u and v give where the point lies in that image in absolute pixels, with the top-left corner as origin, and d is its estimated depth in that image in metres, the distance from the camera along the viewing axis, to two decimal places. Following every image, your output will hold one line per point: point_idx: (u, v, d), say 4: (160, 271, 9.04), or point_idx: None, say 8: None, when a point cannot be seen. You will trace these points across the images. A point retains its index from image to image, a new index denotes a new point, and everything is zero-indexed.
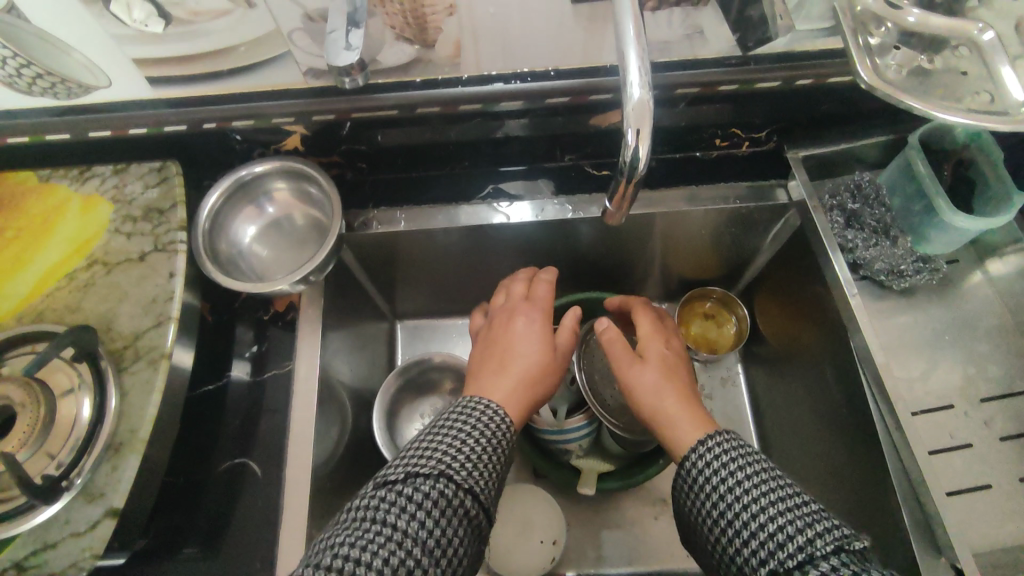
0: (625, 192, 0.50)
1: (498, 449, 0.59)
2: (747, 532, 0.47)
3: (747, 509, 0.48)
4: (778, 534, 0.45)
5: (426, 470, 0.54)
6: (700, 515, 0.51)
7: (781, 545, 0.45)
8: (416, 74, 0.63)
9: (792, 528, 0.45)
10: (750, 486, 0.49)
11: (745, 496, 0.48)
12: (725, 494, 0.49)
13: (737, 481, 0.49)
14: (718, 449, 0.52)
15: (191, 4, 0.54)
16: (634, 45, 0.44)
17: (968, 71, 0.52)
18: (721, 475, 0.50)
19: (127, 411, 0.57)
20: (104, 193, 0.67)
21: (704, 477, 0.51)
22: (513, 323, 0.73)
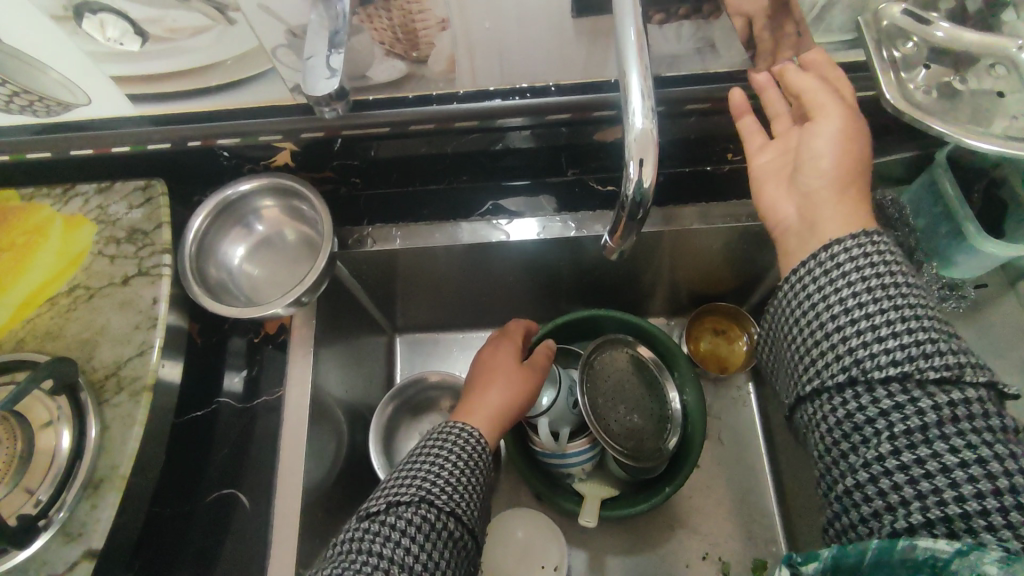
0: (627, 228, 0.46)
1: (477, 467, 0.58)
2: (876, 336, 0.44)
3: (882, 329, 0.44)
4: (914, 349, 0.43)
5: (407, 497, 0.53)
6: (820, 319, 0.46)
7: (919, 359, 0.42)
8: (408, 89, 0.60)
9: (932, 356, 0.42)
10: (892, 293, 0.45)
11: (882, 316, 0.44)
12: (856, 304, 0.45)
13: (880, 285, 0.45)
14: (854, 250, 0.47)
15: (168, 21, 0.51)
16: (636, 68, 0.40)
17: (1007, 92, 0.48)
18: (854, 277, 0.46)
19: (107, 445, 0.55)
20: (88, 213, 0.65)
21: (836, 276, 0.46)
22: (490, 360, 0.73)
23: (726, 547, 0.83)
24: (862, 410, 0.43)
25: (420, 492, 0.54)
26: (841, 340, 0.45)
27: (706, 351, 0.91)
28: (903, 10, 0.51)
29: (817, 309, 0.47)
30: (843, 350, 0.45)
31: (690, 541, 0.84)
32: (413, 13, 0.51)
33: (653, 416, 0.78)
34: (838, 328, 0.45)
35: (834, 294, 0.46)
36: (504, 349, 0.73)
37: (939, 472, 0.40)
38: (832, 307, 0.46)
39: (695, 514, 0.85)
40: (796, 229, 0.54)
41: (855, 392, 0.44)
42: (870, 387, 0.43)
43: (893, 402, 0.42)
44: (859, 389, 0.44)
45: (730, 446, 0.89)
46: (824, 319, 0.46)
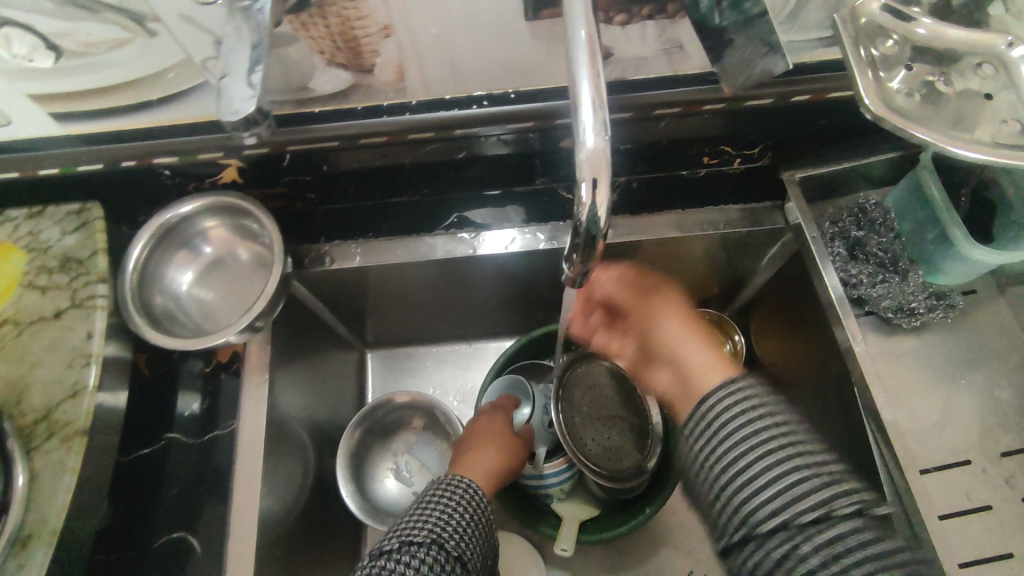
0: (583, 258, 0.42)
1: (488, 517, 0.57)
2: (767, 483, 0.48)
3: (762, 477, 0.48)
4: (802, 491, 0.47)
5: (420, 537, 0.51)
6: (711, 465, 0.51)
7: (797, 502, 0.46)
8: (356, 100, 0.55)
9: (807, 495, 0.46)
10: (772, 434, 0.49)
11: (760, 463, 0.48)
12: (739, 455, 0.49)
13: (759, 427, 0.50)
14: (729, 401, 0.52)
15: (81, 34, 0.47)
16: (584, 75, 0.36)
17: (994, 95, 0.44)
18: (732, 424, 0.51)
19: (35, 497, 0.50)
20: (18, 240, 0.61)
21: (715, 424, 0.51)
22: (471, 431, 0.71)
23: (712, 564, 0.80)
24: (766, 561, 0.46)
25: (434, 533, 0.52)
26: (739, 491, 0.49)
27: None
28: (881, 6, 0.47)
29: (716, 460, 0.51)
30: (744, 501, 0.48)
31: (675, 559, 0.81)
32: (352, 20, 0.48)
33: (633, 430, 0.74)
34: (728, 473, 0.50)
35: (725, 448, 0.50)
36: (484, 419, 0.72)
37: None
38: (728, 461, 0.50)
39: (680, 530, 0.82)
40: (684, 398, 0.61)
41: (766, 541, 0.46)
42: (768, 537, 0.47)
43: (795, 549, 0.45)
44: (758, 541, 0.47)
45: None
46: (716, 466, 0.50)
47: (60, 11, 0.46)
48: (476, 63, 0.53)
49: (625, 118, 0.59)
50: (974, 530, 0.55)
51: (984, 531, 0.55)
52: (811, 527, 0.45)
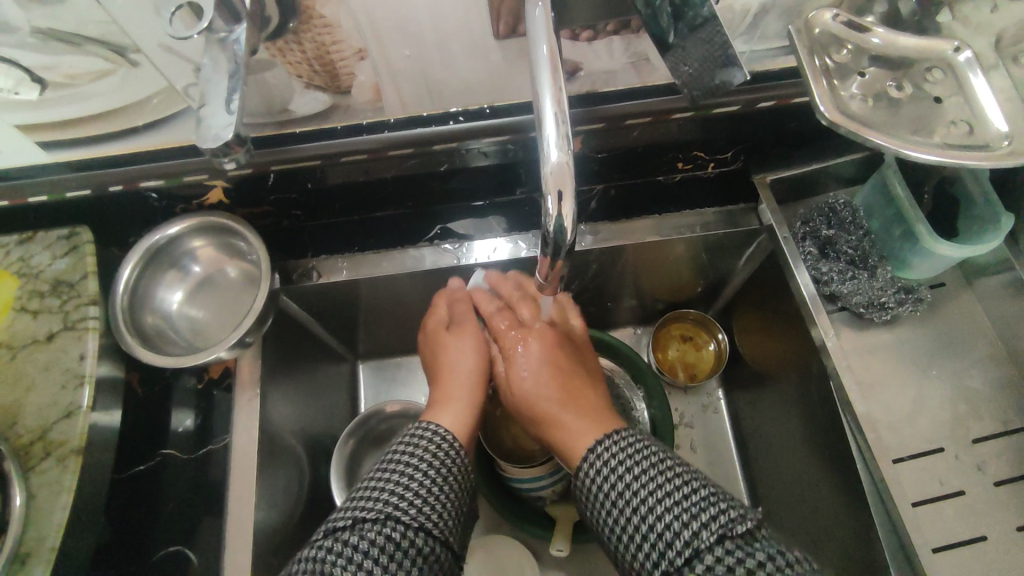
0: (552, 265, 0.44)
1: (452, 477, 0.54)
2: (649, 531, 0.47)
3: (646, 520, 0.47)
4: (679, 529, 0.46)
5: (372, 514, 0.49)
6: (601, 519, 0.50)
7: (688, 530, 0.45)
8: (336, 120, 0.57)
9: (688, 522, 0.46)
10: (646, 476, 0.49)
11: (642, 507, 0.48)
12: (623, 505, 0.49)
13: (630, 475, 0.49)
14: (605, 454, 0.52)
15: (65, 66, 0.49)
16: (547, 92, 0.38)
17: (942, 97, 0.46)
18: (608, 474, 0.50)
19: (34, 517, 0.52)
20: (9, 266, 0.62)
21: (596, 482, 0.51)
22: (462, 316, 0.69)
23: None
24: None
25: (387, 507, 0.49)
26: (629, 542, 0.48)
27: (676, 360, 0.88)
28: (835, 17, 0.49)
29: (603, 514, 0.50)
30: (628, 551, 0.48)
31: None
32: (327, 45, 0.49)
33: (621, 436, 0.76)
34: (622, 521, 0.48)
35: (606, 502, 0.50)
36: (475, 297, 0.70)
37: None
38: (605, 522, 0.50)
39: None
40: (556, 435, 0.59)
41: None
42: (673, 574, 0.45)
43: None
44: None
45: (703, 454, 0.86)
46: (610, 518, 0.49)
47: (45, 45, 0.47)
48: (451, 81, 0.55)
49: (598, 130, 0.61)
50: (949, 516, 0.57)
51: (959, 516, 0.57)
52: (685, 567, 0.45)
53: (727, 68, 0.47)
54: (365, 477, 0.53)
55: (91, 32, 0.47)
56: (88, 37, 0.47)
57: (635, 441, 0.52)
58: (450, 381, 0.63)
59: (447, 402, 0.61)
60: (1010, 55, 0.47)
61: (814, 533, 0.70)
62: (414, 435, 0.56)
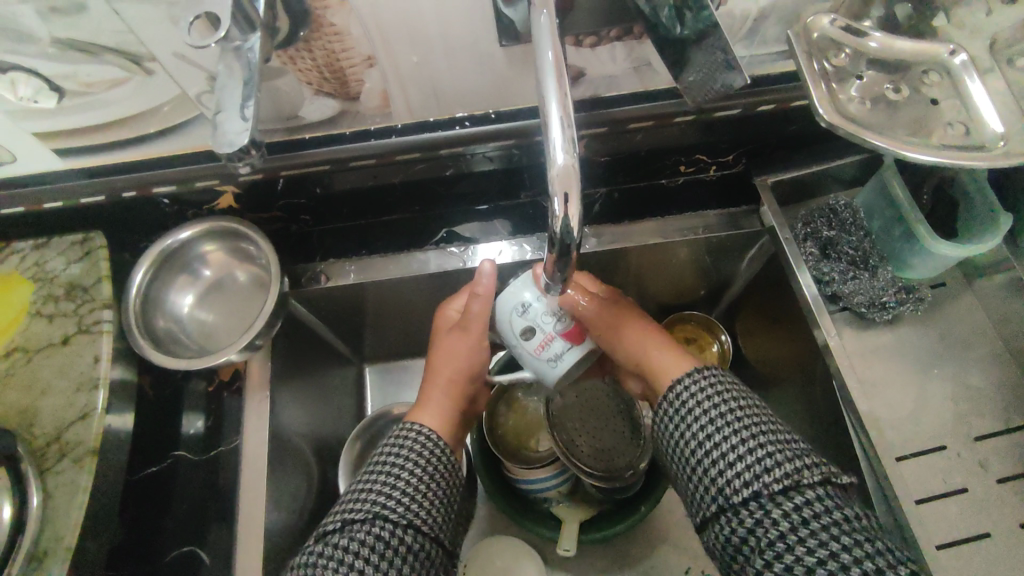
0: (559, 265, 0.45)
1: (439, 472, 0.55)
2: (735, 457, 0.50)
3: (743, 448, 0.50)
4: (769, 460, 0.49)
5: (360, 514, 0.51)
6: (684, 441, 0.53)
7: (789, 463, 0.49)
8: (345, 125, 0.58)
9: (785, 458, 0.49)
10: (746, 411, 0.53)
11: (743, 437, 0.51)
12: (718, 429, 0.52)
13: (725, 402, 0.53)
14: (703, 385, 0.55)
15: (82, 75, 0.49)
16: (553, 96, 0.39)
17: (939, 100, 0.47)
18: (707, 401, 0.54)
19: (50, 517, 0.53)
20: (25, 271, 0.63)
21: (692, 405, 0.54)
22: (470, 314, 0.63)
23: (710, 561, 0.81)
24: (759, 523, 0.47)
25: (375, 507, 0.51)
26: (709, 466, 0.52)
27: None
28: (832, 22, 0.50)
29: (683, 436, 0.53)
30: (707, 475, 0.51)
31: (674, 556, 0.82)
32: (336, 53, 0.50)
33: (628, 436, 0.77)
34: (715, 445, 0.51)
35: (693, 424, 0.53)
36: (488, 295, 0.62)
37: (829, 558, 0.45)
38: (690, 443, 0.53)
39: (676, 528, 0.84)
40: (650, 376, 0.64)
41: (738, 511, 0.49)
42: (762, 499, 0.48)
43: (765, 515, 0.47)
44: (754, 505, 0.48)
45: None
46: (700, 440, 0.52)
47: (63, 55, 0.47)
48: (457, 87, 0.56)
49: (600, 134, 0.62)
50: (953, 512, 0.57)
51: (963, 513, 0.57)
52: (780, 495, 0.48)
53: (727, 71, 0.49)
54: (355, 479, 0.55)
55: (109, 42, 0.47)
56: (106, 47, 0.47)
57: (728, 380, 0.55)
58: (442, 372, 0.65)
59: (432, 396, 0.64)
60: (1006, 58, 0.48)
61: None
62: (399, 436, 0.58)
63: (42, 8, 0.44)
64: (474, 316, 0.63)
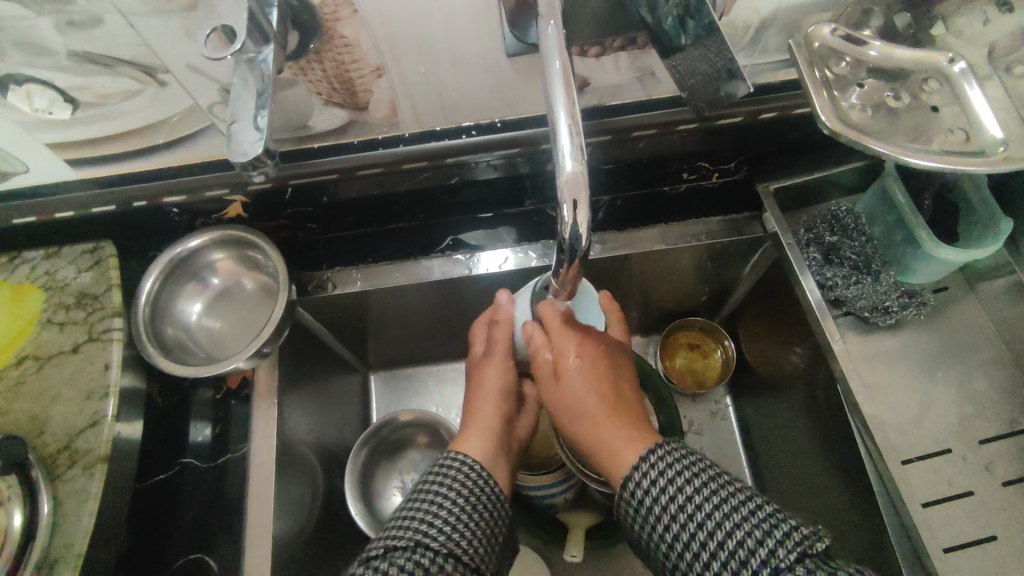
0: (568, 271, 0.46)
1: (484, 505, 0.55)
2: (709, 553, 0.45)
3: (711, 537, 0.45)
4: (739, 552, 0.44)
5: (403, 541, 0.50)
6: (654, 540, 0.48)
7: (763, 547, 0.43)
8: (352, 135, 0.59)
9: (756, 536, 0.44)
10: (712, 492, 0.47)
11: (708, 523, 0.46)
12: (682, 520, 0.46)
13: (681, 489, 0.48)
14: (655, 467, 0.50)
15: (96, 87, 0.50)
16: (562, 105, 0.40)
17: (938, 106, 0.48)
18: (660, 486, 0.48)
19: (61, 524, 0.53)
20: (36, 280, 0.64)
21: (650, 496, 0.48)
22: (498, 345, 0.67)
23: None
24: None
25: (417, 535, 0.50)
26: (683, 569, 0.47)
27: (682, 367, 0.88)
28: (833, 31, 0.51)
29: (648, 537, 0.49)
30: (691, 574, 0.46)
31: None
32: (346, 64, 0.51)
33: None
34: (684, 542, 0.46)
35: (655, 524, 0.48)
36: (509, 322, 0.66)
37: None
38: (661, 542, 0.48)
39: None
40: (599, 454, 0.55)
41: None
42: None
43: None
44: None
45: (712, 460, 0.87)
46: (670, 538, 0.47)
47: (79, 67, 0.48)
48: (466, 95, 0.57)
49: (604, 142, 0.63)
50: (958, 516, 0.57)
51: (967, 516, 0.57)
52: None
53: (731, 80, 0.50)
54: (399, 510, 0.54)
55: (122, 55, 0.47)
56: (120, 59, 0.48)
57: (680, 456, 0.50)
58: (481, 411, 0.64)
59: (475, 426, 0.63)
60: (1004, 65, 0.49)
61: None
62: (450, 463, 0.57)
63: (59, 22, 0.45)
64: (500, 343, 0.67)
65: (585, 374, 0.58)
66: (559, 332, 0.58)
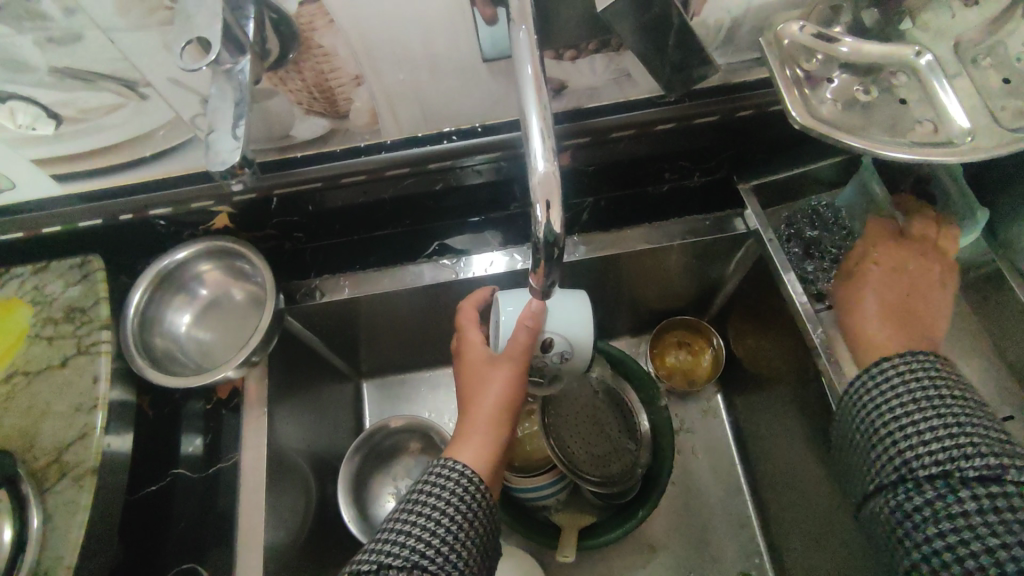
0: (544, 267, 0.46)
1: (478, 523, 0.53)
2: (933, 449, 0.45)
3: (954, 440, 0.44)
4: (977, 460, 0.43)
5: (397, 562, 0.48)
6: (878, 422, 0.48)
7: (1008, 471, 0.42)
8: (335, 143, 0.60)
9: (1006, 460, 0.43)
10: (963, 410, 0.46)
11: (954, 430, 0.45)
12: (925, 417, 0.46)
13: (931, 394, 0.47)
14: (921, 371, 0.49)
15: (79, 102, 0.51)
16: (535, 109, 0.41)
17: (907, 99, 0.49)
18: (930, 383, 0.48)
19: (52, 537, 0.53)
20: (24, 295, 0.64)
21: (908, 388, 0.48)
22: (512, 348, 0.58)
23: (709, 562, 0.82)
24: (949, 519, 0.42)
25: (413, 557, 0.49)
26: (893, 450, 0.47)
27: (673, 366, 0.90)
28: (802, 28, 0.52)
29: (872, 415, 0.49)
30: (908, 460, 0.46)
31: (674, 559, 0.82)
32: (325, 73, 0.52)
33: (623, 438, 0.79)
34: (919, 433, 0.46)
35: (890, 407, 0.48)
36: (534, 329, 0.57)
37: None
38: (886, 424, 0.48)
39: (675, 533, 0.84)
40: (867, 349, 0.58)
41: (931, 503, 0.43)
42: (964, 499, 0.42)
43: (961, 514, 0.42)
44: (952, 499, 0.43)
45: (704, 457, 0.88)
46: (901, 426, 0.47)
47: (60, 83, 0.49)
48: (446, 101, 0.57)
49: (583, 144, 0.65)
50: None
51: None
52: (987, 502, 0.42)
53: (702, 65, 0.53)
54: (393, 522, 0.52)
55: (105, 70, 0.48)
56: (101, 74, 0.48)
57: (948, 375, 0.49)
58: (479, 417, 0.59)
59: (476, 432, 0.58)
60: (971, 57, 0.50)
61: (817, 529, 0.71)
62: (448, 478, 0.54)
63: (39, 38, 0.46)
64: (516, 349, 0.58)
65: (883, 278, 0.62)
66: (889, 242, 0.64)
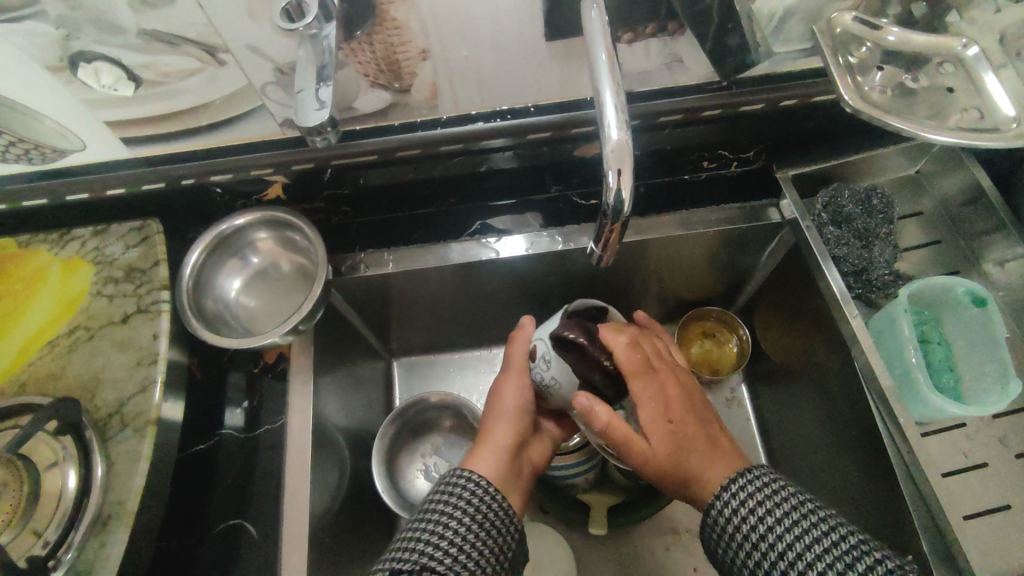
0: (610, 236, 0.48)
1: (490, 526, 0.52)
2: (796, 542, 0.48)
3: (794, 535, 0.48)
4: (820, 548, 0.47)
5: (408, 565, 0.47)
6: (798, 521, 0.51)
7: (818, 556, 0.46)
8: (394, 116, 0.63)
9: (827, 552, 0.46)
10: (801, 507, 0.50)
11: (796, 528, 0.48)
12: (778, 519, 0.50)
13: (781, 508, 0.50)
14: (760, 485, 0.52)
15: (160, 65, 0.53)
16: (608, 80, 0.43)
17: (953, 88, 0.51)
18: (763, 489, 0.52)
19: (115, 482, 0.55)
20: (85, 255, 0.67)
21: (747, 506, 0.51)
22: (515, 360, 0.65)
23: None
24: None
25: (422, 559, 0.48)
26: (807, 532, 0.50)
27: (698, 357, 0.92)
28: (855, 18, 0.54)
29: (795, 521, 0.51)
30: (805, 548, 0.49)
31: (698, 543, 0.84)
32: (395, 45, 0.54)
33: None
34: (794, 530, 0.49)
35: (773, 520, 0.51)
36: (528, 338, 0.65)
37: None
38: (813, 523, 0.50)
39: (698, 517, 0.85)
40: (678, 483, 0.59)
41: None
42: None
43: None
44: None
45: None
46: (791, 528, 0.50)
47: (146, 45, 0.51)
48: (503, 80, 0.60)
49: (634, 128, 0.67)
50: (972, 487, 0.61)
51: (982, 487, 0.61)
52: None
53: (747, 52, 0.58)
54: (404, 532, 0.52)
55: (189, 33, 0.51)
56: (186, 38, 0.51)
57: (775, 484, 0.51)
58: (496, 429, 0.62)
59: (489, 439, 0.61)
60: (1014, 49, 0.52)
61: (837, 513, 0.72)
62: (455, 489, 0.53)
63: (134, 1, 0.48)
64: (516, 358, 0.65)
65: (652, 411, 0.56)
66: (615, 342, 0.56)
